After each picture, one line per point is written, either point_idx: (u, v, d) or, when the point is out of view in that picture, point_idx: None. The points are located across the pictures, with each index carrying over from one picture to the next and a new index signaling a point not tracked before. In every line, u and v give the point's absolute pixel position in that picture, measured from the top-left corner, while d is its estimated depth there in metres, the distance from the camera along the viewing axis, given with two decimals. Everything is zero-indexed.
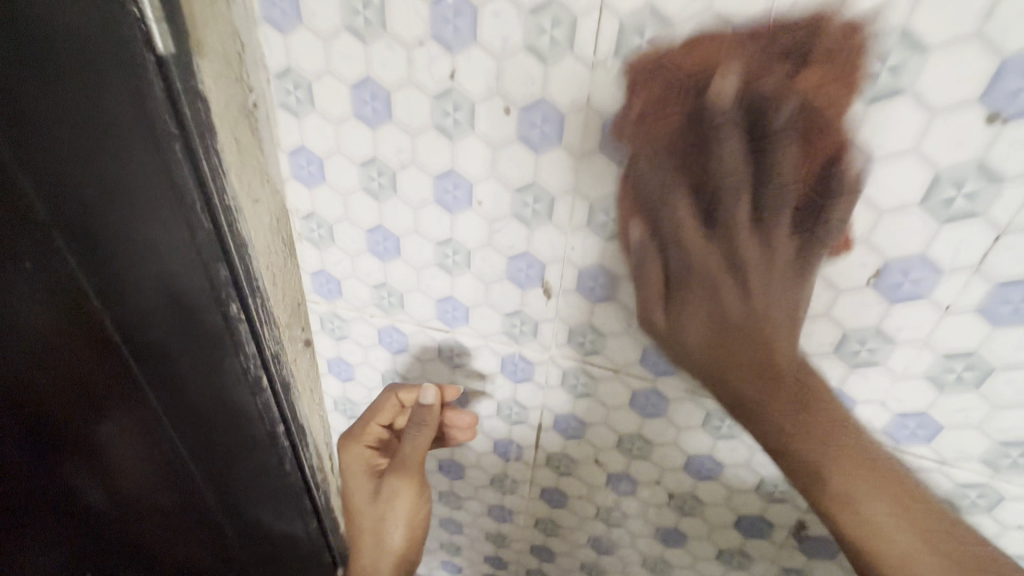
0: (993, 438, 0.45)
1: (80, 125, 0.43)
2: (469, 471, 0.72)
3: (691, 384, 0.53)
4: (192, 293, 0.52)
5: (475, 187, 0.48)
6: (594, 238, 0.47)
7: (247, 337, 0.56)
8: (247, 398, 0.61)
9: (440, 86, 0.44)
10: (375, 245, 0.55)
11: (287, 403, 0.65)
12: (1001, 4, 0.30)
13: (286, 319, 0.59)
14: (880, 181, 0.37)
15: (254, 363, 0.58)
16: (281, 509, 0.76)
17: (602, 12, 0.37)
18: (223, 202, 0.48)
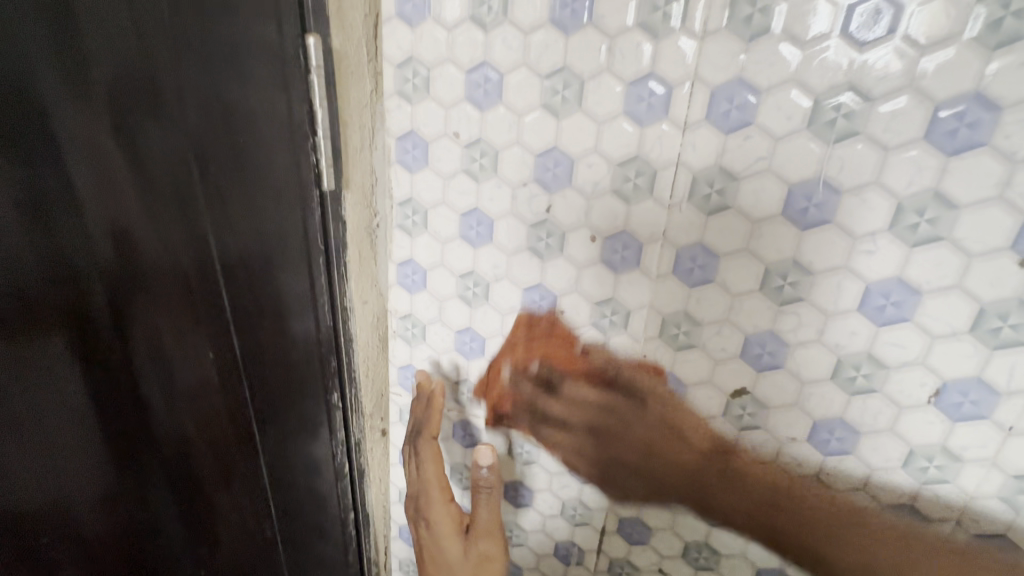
0: None
1: (264, 231, 0.49)
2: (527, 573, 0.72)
3: (761, 492, 0.54)
4: (303, 382, 0.58)
5: (560, 298, 0.55)
6: (666, 347, 0.53)
7: (339, 424, 0.62)
8: (330, 484, 0.65)
9: (537, 217, 0.53)
10: (462, 344, 0.62)
11: (359, 489, 0.68)
12: (1017, 176, 0.38)
13: (370, 407, 0.66)
14: (929, 311, 0.43)
15: (340, 449, 0.63)
16: None
17: (678, 168, 0.46)
18: (344, 304, 0.56)
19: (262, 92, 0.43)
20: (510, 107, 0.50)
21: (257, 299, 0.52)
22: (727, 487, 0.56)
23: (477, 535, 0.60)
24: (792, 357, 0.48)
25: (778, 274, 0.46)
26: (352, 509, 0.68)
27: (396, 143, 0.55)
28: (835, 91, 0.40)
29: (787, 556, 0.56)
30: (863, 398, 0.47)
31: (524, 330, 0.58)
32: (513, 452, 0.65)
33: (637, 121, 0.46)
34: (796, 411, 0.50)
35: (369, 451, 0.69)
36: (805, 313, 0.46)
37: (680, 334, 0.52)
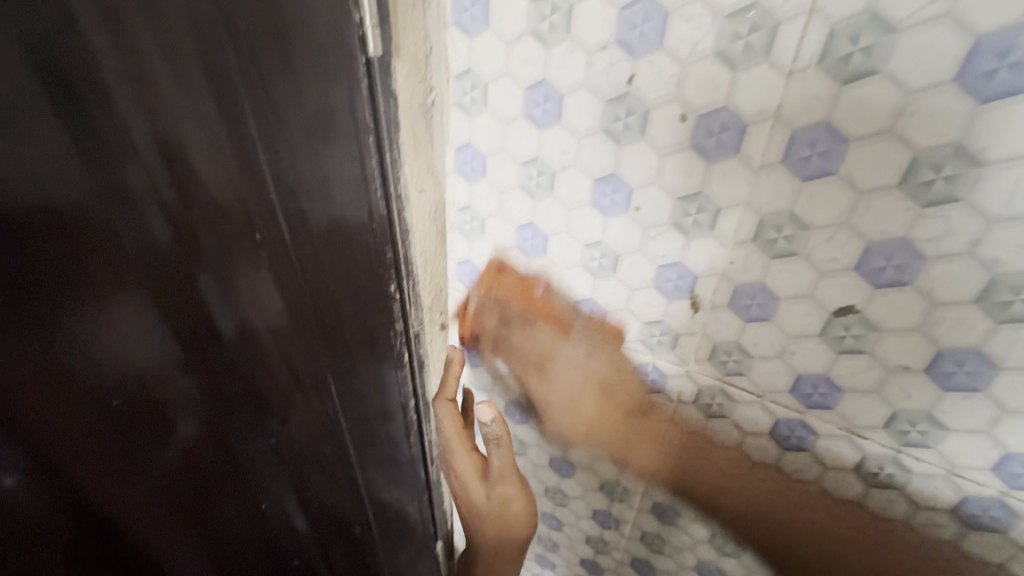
0: None
1: (303, 107, 0.41)
2: (580, 470, 0.73)
3: (850, 422, 0.48)
4: (359, 263, 0.54)
5: (635, 192, 0.48)
6: (759, 254, 0.45)
7: (398, 314, 0.59)
8: (391, 373, 0.64)
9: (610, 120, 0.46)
10: (523, 241, 0.57)
11: (419, 378, 0.69)
12: None
13: (430, 301, 0.64)
14: None
15: (400, 340, 0.62)
16: (399, 479, 0.79)
17: (811, 17, 0.34)
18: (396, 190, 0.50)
19: None
20: None
21: (305, 194, 0.48)
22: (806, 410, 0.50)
23: (496, 477, 0.70)
24: (928, 274, 0.39)
25: (930, 165, 0.36)
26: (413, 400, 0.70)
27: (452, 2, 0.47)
28: None
29: (870, 489, 0.51)
30: (1015, 328, 0.38)
31: (596, 226, 0.52)
32: (573, 356, 0.62)
33: None
34: (915, 337, 0.42)
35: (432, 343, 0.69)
36: (956, 218, 0.36)
37: (780, 240, 0.44)
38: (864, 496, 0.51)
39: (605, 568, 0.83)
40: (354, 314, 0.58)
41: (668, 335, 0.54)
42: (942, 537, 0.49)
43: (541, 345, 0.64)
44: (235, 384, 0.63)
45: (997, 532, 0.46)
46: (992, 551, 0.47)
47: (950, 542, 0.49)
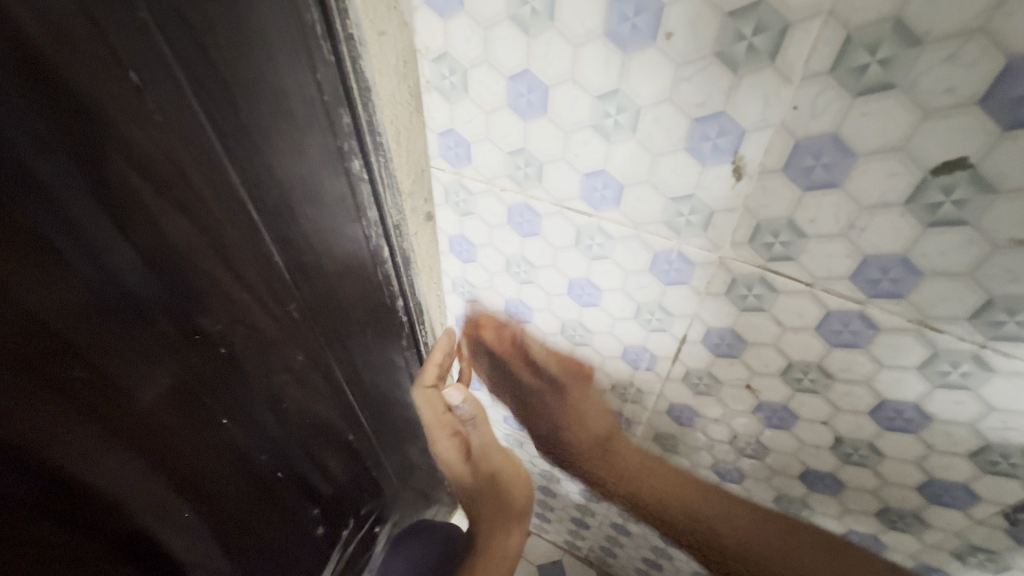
0: None
1: None
2: (589, 371, 0.67)
3: (924, 314, 0.39)
4: (315, 152, 0.45)
5: (665, 10, 0.34)
6: (838, 93, 0.33)
7: (369, 201, 0.53)
8: (371, 270, 0.59)
9: None
10: (516, 97, 0.45)
11: (404, 273, 0.63)
12: None
13: (409, 186, 0.55)
14: None
15: (376, 231, 0.56)
16: (397, 377, 0.77)
17: None
18: (347, 30, 0.41)
19: None
20: None
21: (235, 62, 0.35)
22: (866, 298, 0.40)
23: (478, 452, 0.81)
24: None
25: None
26: (399, 296, 0.66)
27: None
28: None
29: (934, 391, 0.42)
30: None
31: (601, 71, 0.39)
32: (581, 244, 0.52)
33: None
34: None
35: (413, 235, 0.61)
36: None
37: (872, 67, 0.31)
38: (925, 398, 0.43)
39: None
40: (320, 223, 0.50)
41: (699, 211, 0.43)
42: (1014, 444, 0.42)
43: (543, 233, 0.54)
44: (249, 330, 0.52)
45: None
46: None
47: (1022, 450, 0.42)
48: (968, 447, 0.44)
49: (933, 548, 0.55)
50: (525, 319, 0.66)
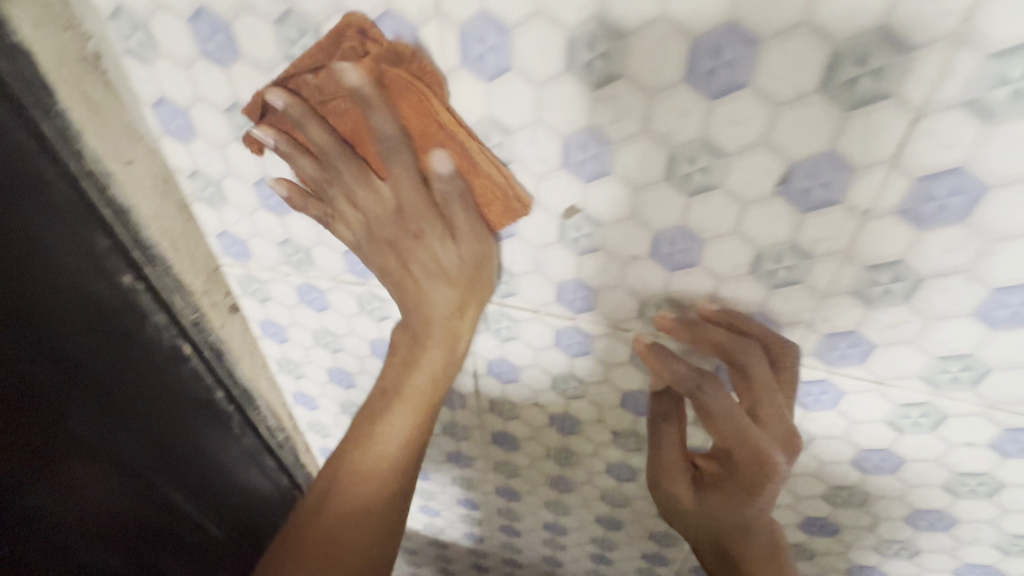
0: None
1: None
2: (575, 469, 0.68)
3: (883, 376, 0.43)
4: (69, 270, 0.49)
5: (618, 150, 0.37)
6: (787, 208, 0.36)
7: (152, 306, 0.56)
8: (177, 370, 0.61)
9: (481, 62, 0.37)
10: (267, 199, 0.51)
11: (221, 367, 0.65)
12: None
13: (200, 285, 0.59)
14: None
15: (170, 332, 0.58)
16: (248, 469, 0.76)
17: None
18: (87, 168, 0.47)
19: None
20: None
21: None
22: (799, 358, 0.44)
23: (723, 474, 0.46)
24: (986, 205, 0.32)
25: None
26: (221, 389, 0.66)
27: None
28: None
29: (901, 436, 0.46)
30: None
31: (566, 199, 0.42)
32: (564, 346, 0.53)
33: None
34: (968, 282, 0.35)
35: (223, 329, 0.64)
36: None
37: (814, 189, 0.35)
38: (894, 442, 0.47)
39: (614, 557, 0.81)
40: (94, 337, 0.54)
41: (673, 306, 0.46)
42: (970, 470, 0.46)
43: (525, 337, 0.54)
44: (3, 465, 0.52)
45: None
46: (960, 475, 0.47)
47: (943, 483, 0.49)
48: (938, 480, 0.48)
49: (863, 570, 0.63)
50: (349, 386, 0.69)
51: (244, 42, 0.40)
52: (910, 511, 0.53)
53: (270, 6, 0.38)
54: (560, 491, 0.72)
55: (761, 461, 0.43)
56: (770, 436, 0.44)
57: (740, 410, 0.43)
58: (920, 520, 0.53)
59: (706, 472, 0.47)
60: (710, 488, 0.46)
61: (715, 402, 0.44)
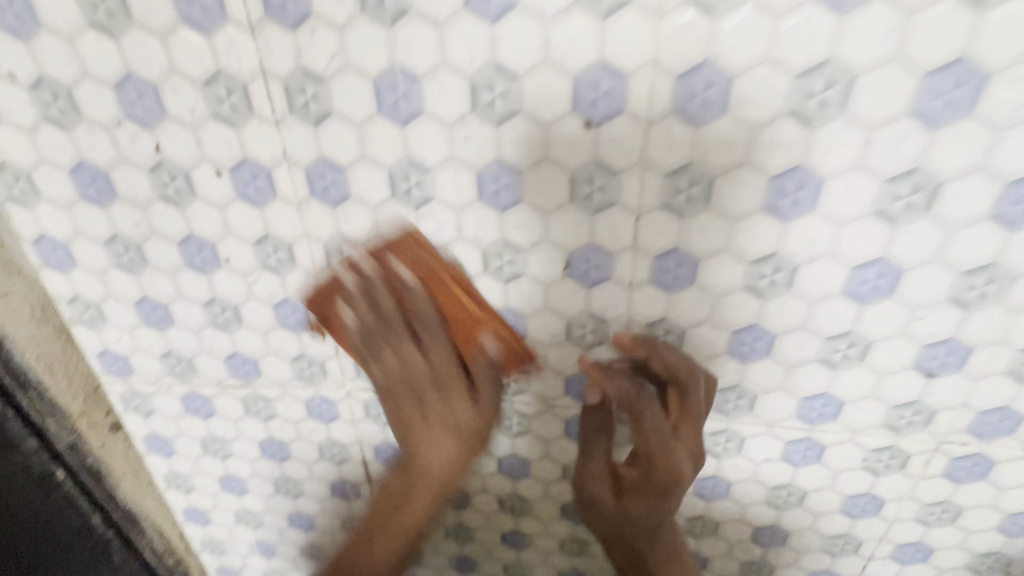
0: (1018, 411, 0.46)
1: None
2: (473, 543, 0.70)
3: None
4: None
5: (444, 251, 0.47)
6: (577, 285, 0.46)
7: (21, 431, 0.56)
8: (44, 498, 0.59)
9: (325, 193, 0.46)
10: (147, 316, 0.55)
11: (99, 491, 0.63)
12: (913, 32, 0.32)
13: (78, 406, 0.60)
14: (835, 190, 0.38)
15: (39, 457, 0.58)
16: None
17: (545, 67, 0.37)
18: None
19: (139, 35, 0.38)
20: (328, 21, 0.38)
21: None
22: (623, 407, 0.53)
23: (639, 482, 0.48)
24: (700, 271, 0.44)
25: (688, 178, 0.40)
26: (98, 513, 0.64)
27: (205, 92, 0.42)
28: None
29: (721, 462, 0.55)
30: (779, 302, 0.44)
31: None
32: None
33: (485, 16, 0.36)
34: (715, 328, 0.46)
35: (102, 449, 0.63)
36: (710, 225, 0.41)
37: (590, 270, 0.45)
38: (718, 468, 0.56)
39: None
40: None
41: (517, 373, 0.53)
42: (779, 483, 0.55)
43: None
44: None
45: (817, 465, 0.53)
46: (771, 489, 0.56)
47: (766, 499, 0.57)
48: (761, 497, 0.57)
49: None
50: (242, 492, 0.69)
51: (122, 187, 0.47)
52: (754, 533, 0.60)
53: (144, 158, 0.46)
54: (462, 568, 0.74)
55: (679, 473, 0.46)
56: (685, 448, 0.46)
57: (666, 425, 0.46)
58: (765, 540, 0.60)
59: (626, 480, 0.49)
60: (629, 492, 0.49)
61: (649, 412, 0.46)
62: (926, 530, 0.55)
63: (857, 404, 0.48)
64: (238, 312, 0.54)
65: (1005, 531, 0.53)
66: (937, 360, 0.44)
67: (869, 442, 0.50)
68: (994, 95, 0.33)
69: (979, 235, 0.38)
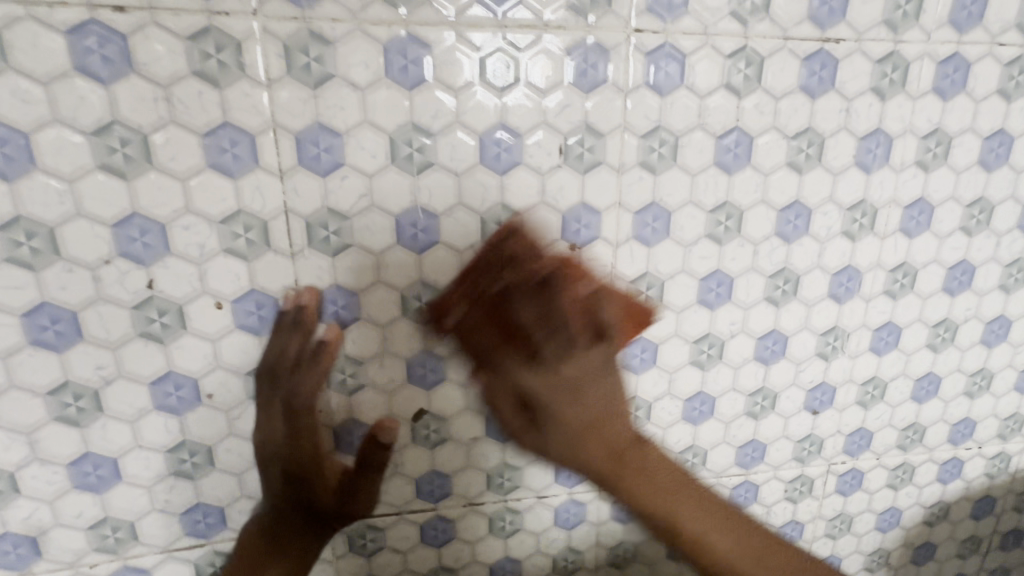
0: (869, 428, 0.64)
1: None
2: None
3: None
4: None
5: (448, 360, 0.52)
6: None
7: None
8: None
9: (335, 317, 0.48)
10: (82, 477, 0.47)
11: None
12: (771, 187, 0.51)
13: None
14: (741, 285, 0.54)
15: None
16: None
17: (541, 207, 0.48)
18: None
19: (202, 170, 0.42)
20: (359, 170, 0.45)
21: None
22: (605, 484, 0.60)
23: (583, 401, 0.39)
24: (659, 353, 0.56)
25: (646, 283, 0.53)
26: None
27: (220, 229, 0.44)
28: (651, 131, 0.48)
29: None
30: (714, 371, 0.57)
31: (413, 405, 0.52)
32: (427, 539, 0.58)
33: (496, 170, 0.47)
34: (671, 398, 0.58)
35: None
36: (663, 316, 0.54)
37: None
38: None
39: None
40: None
41: (510, 470, 0.57)
42: None
43: (389, 543, 0.57)
44: None
45: (755, 503, 0.65)
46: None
47: None
48: None
49: None
50: None
51: (93, 328, 0.43)
52: None
53: (130, 296, 0.43)
54: None
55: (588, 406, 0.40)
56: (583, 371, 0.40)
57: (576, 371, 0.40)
58: None
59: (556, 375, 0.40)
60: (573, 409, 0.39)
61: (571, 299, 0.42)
62: (834, 542, 0.69)
63: (775, 444, 0.62)
64: (211, 455, 0.49)
65: (881, 528, 0.70)
66: (818, 400, 0.61)
67: (786, 474, 0.64)
68: (817, 222, 0.53)
69: (825, 307, 0.57)
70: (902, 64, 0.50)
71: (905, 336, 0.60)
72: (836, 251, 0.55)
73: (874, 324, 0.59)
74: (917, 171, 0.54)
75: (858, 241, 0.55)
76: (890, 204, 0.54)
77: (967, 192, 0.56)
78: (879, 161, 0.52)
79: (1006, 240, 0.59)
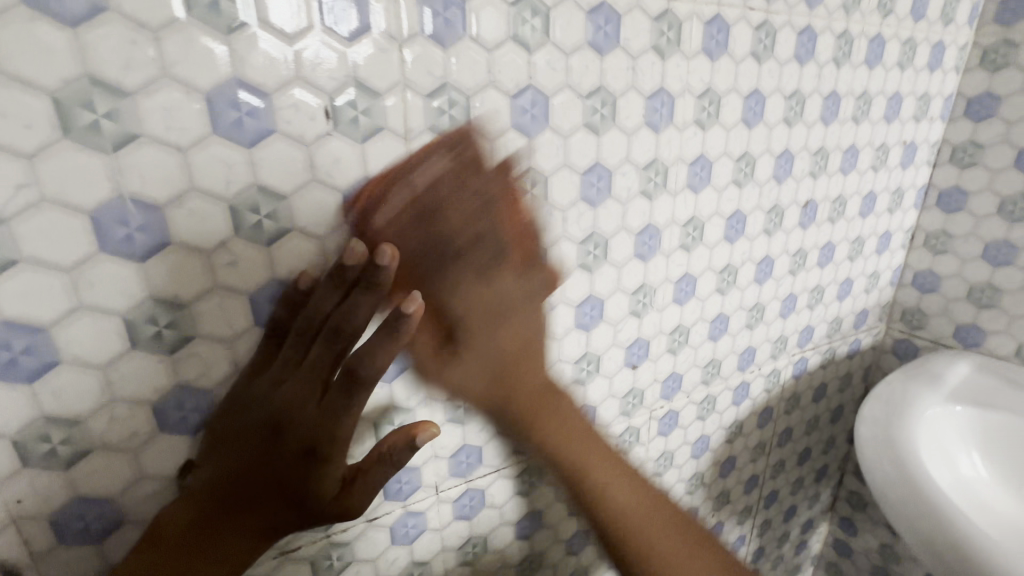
0: (678, 372, 0.69)
1: None
2: None
3: (496, 464, 0.58)
4: None
5: (215, 393, 0.40)
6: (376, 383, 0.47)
7: None
8: None
9: (13, 367, 0.33)
10: None
11: None
12: (571, 149, 0.49)
13: None
14: (554, 253, 0.52)
15: None
16: None
17: (311, 185, 0.39)
18: None
19: None
20: (5, 148, 0.30)
21: None
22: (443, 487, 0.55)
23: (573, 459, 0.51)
24: None
25: None
26: None
27: None
28: (438, 89, 0.41)
29: (530, 496, 0.62)
30: None
31: (173, 462, 0.40)
32: None
33: (239, 141, 0.36)
34: None
35: None
36: None
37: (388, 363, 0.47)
38: (529, 502, 0.62)
39: None
40: None
41: None
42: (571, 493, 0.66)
43: None
44: None
45: None
46: (567, 501, 0.66)
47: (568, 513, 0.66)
48: (564, 511, 0.66)
49: None
50: None
51: None
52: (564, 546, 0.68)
53: None
54: None
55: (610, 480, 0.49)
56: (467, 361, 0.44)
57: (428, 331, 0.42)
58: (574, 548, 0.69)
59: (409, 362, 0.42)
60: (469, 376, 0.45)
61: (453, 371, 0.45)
62: (660, 478, 0.75)
63: (604, 404, 0.64)
64: None
65: (695, 455, 0.78)
66: (635, 354, 0.64)
67: (616, 429, 0.67)
68: (617, 183, 0.53)
69: (633, 266, 0.58)
70: (675, 23, 0.51)
71: (699, 285, 0.65)
72: (639, 212, 0.56)
73: (674, 276, 0.62)
74: (696, 129, 0.57)
75: (655, 200, 0.57)
76: (678, 162, 0.57)
77: (736, 147, 0.61)
78: (665, 120, 0.54)
79: (766, 189, 0.66)
